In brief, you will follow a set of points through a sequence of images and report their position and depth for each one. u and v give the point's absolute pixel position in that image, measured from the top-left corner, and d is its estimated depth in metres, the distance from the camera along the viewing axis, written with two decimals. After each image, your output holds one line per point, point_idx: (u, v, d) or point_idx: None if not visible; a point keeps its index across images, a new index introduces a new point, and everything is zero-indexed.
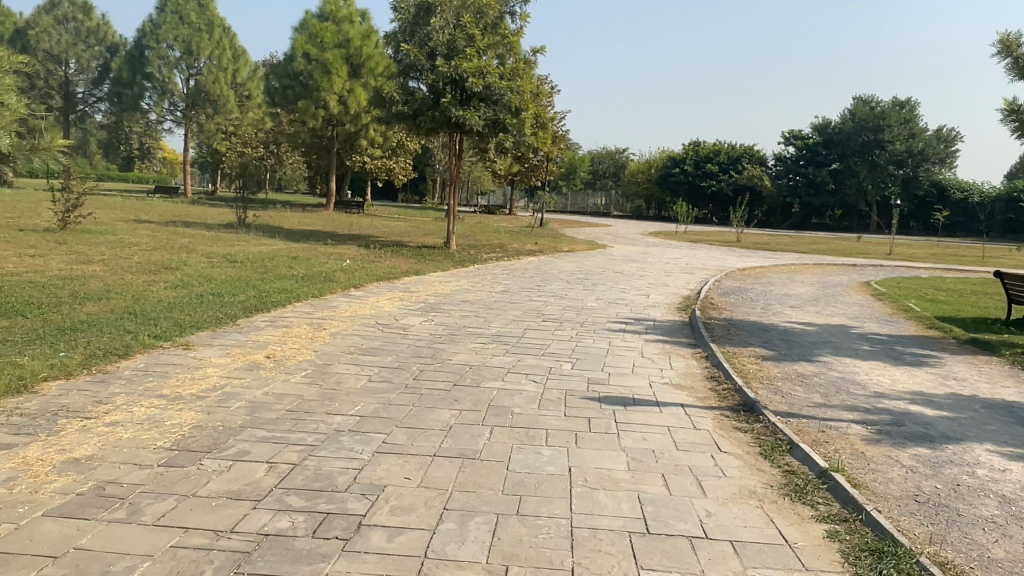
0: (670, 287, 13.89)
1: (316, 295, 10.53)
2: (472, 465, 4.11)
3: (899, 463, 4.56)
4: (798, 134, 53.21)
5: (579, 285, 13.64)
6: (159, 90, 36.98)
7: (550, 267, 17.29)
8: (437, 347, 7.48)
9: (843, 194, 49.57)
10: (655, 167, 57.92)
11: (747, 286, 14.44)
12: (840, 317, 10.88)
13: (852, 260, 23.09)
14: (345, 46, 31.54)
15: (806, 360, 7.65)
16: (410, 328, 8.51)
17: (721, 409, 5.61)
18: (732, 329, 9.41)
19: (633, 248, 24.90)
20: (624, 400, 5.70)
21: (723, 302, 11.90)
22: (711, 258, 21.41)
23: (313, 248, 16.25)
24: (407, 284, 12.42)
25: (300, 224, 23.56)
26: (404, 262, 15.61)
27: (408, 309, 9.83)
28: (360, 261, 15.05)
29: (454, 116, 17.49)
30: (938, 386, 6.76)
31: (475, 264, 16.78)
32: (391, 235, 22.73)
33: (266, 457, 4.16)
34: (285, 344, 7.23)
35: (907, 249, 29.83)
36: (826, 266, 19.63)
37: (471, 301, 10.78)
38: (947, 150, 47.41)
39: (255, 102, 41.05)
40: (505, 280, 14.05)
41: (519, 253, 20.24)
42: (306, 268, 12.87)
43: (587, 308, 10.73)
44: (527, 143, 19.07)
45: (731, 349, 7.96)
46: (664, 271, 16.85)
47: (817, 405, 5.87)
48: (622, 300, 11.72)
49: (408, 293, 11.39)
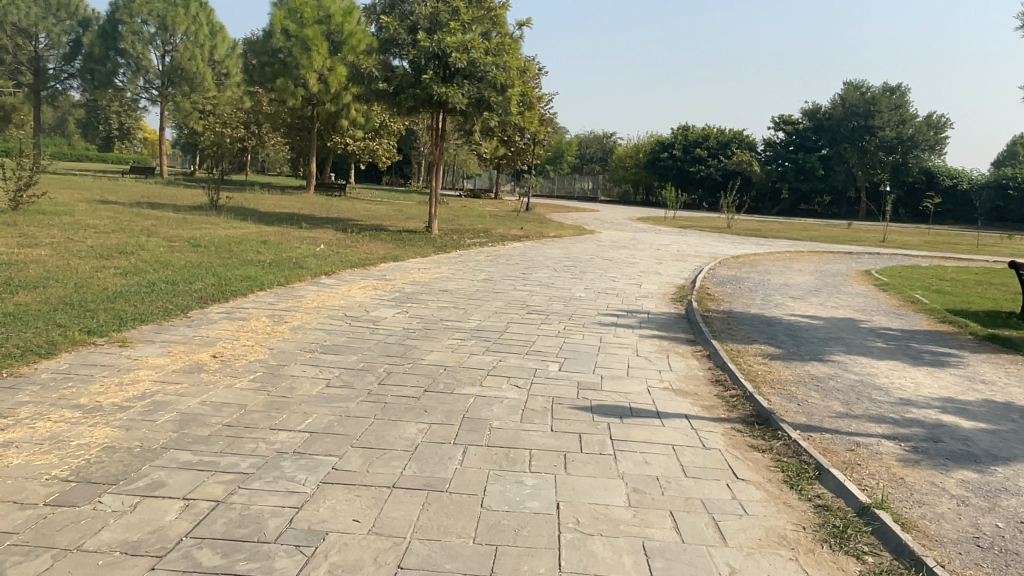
0: (661, 276, 13.15)
1: (282, 283, 9.72)
2: (437, 502, 3.35)
3: (947, 493, 3.83)
4: (787, 119, 52.63)
5: (567, 273, 12.90)
6: (133, 67, 35.84)
7: (536, 253, 16.53)
8: (409, 344, 6.69)
9: (833, 180, 49.02)
10: (644, 152, 57.15)
11: (743, 274, 13.75)
12: (845, 309, 10.17)
13: (846, 247, 22.47)
14: (326, 22, 30.36)
15: (817, 360, 6.93)
16: (381, 322, 7.72)
17: (731, 421, 4.88)
18: (732, 323, 8.69)
19: (622, 233, 24.15)
20: (620, 411, 4.95)
21: (720, 293, 11.18)
22: (703, 244, 20.72)
23: (286, 232, 15.40)
24: (383, 272, 11.61)
25: (277, 206, 22.64)
26: (383, 248, 14.79)
27: (382, 300, 9.04)
28: (335, 246, 14.22)
29: (436, 94, 16.57)
30: (967, 390, 6.05)
31: (458, 250, 15.98)
32: (372, 219, 21.87)
33: (183, 492, 3.38)
34: (237, 341, 6.44)
35: (899, 236, 29.31)
36: (821, 254, 18.98)
37: (451, 291, 10.01)
38: (937, 137, 47.00)
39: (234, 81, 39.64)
40: (489, 267, 13.28)
41: (504, 238, 19.44)
42: (275, 254, 12.01)
43: (575, 299, 9.98)
44: (513, 123, 18.19)
45: (735, 347, 7.22)
46: (655, 258, 16.10)
47: (839, 416, 5.14)
48: (613, 290, 10.96)
49: (383, 281, 10.60)
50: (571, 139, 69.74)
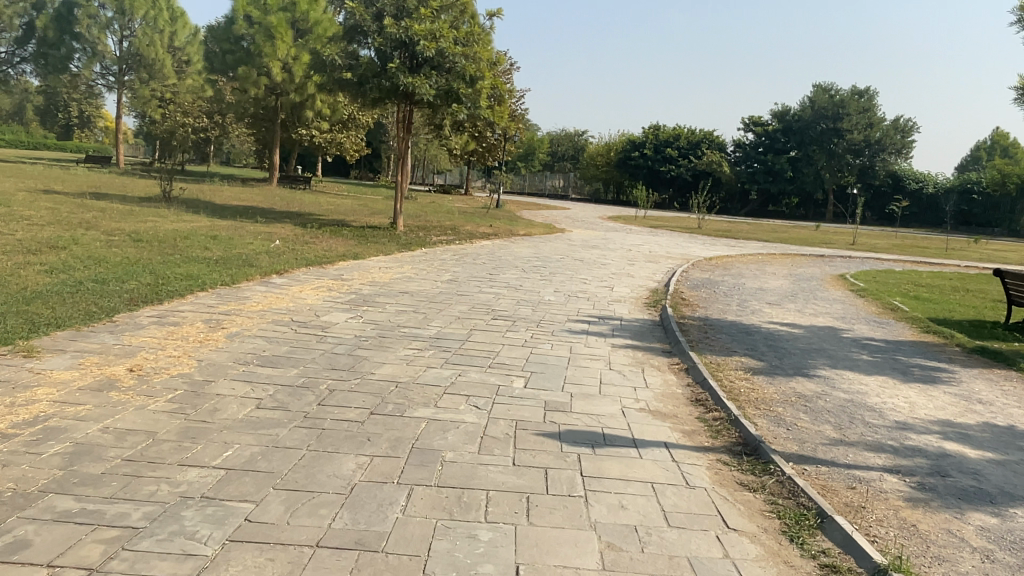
0: (634, 278, 12.63)
1: (227, 282, 8.98)
2: (370, 568, 2.73)
3: (969, 546, 3.31)
4: (757, 120, 52.73)
5: (536, 274, 12.31)
6: (88, 52, 34.37)
7: (504, 252, 15.90)
8: (358, 355, 6.03)
9: (801, 182, 49.20)
10: (615, 150, 56.82)
11: (717, 277, 13.29)
12: (825, 316, 9.73)
13: (817, 250, 22.24)
14: (291, 10, 29.37)
15: (803, 375, 6.42)
16: (331, 328, 7.04)
17: (717, 451, 4.31)
18: (710, 330, 8.17)
19: (592, 232, 23.68)
20: (591, 439, 4.35)
21: (694, 297, 10.67)
22: (674, 245, 20.32)
23: (240, 227, 14.59)
24: (340, 271, 10.89)
25: (235, 199, 21.67)
26: (343, 245, 14.06)
27: (335, 302, 8.35)
28: (292, 242, 13.45)
29: (402, 85, 15.85)
30: (966, 412, 5.57)
31: (423, 247, 15.30)
32: (334, 214, 21.03)
33: (50, 557, 2.71)
34: (164, 350, 5.74)
35: (868, 239, 29.26)
36: (794, 257, 18.67)
37: (411, 293, 9.35)
38: (904, 141, 47.45)
39: (196, 69, 38.19)
40: (454, 266, 12.64)
41: (471, 236, 18.78)
42: (224, 250, 11.21)
43: (544, 303, 9.38)
44: (482, 116, 17.54)
45: (715, 359, 6.69)
46: (627, 259, 15.59)
47: (834, 443, 4.62)
48: (584, 293, 10.39)
49: (339, 281, 9.88)
50: (543, 136, 69.21)
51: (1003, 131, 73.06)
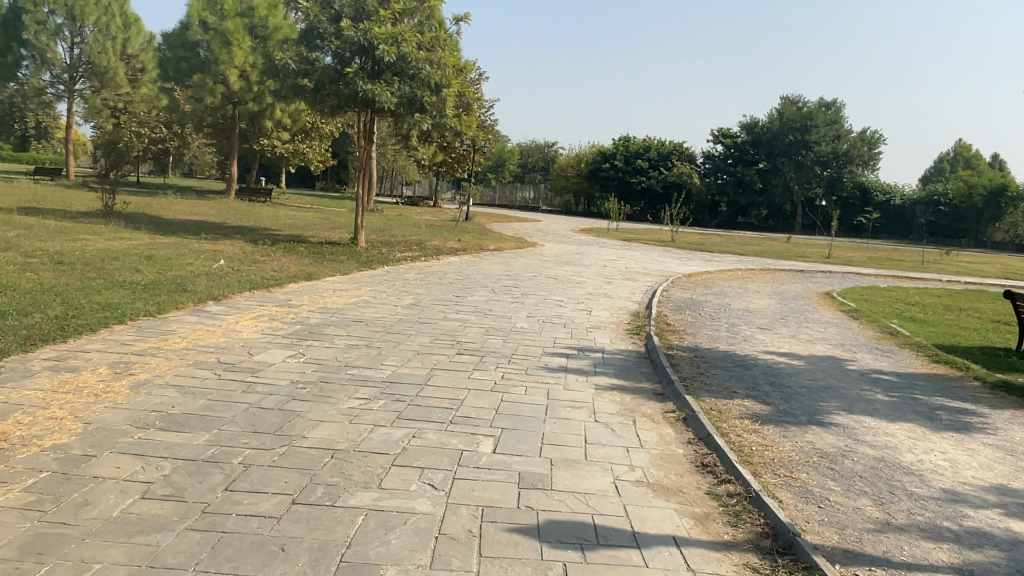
0: (612, 299, 11.68)
1: (152, 312, 7.82)
2: None
3: None
4: (726, 132, 52.53)
5: (506, 295, 11.34)
6: (36, 60, 32.19)
7: (472, 269, 14.89)
8: (290, 410, 4.95)
9: (771, 194, 48.99)
10: (585, 162, 56.25)
11: (699, 297, 12.44)
12: (824, 343, 8.86)
13: (796, 264, 21.61)
14: (249, 15, 28.17)
15: (820, 424, 5.49)
16: (264, 370, 5.95)
17: (741, 550, 3.33)
18: (702, 364, 7.23)
19: (564, 247, 22.79)
20: (580, 536, 3.34)
21: (679, 322, 9.74)
22: (650, 260, 19.53)
23: (187, 244, 13.47)
24: (288, 295, 9.79)
25: (187, 213, 20.38)
26: (297, 264, 12.97)
27: (277, 336, 7.27)
28: (241, 261, 12.35)
29: (361, 91, 14.81)
30: (1019, 472, 4.70)
31: (385, 265, 14.25)
32: (293, 228, 19.83)
33: None
34: (46, 409, 4.60)
35: (843, 253, 28.80)
36: (774, 272, 17.96)
37: (366, 322, 8.29)
38: (872, 153, 47.49)
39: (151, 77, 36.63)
40: (417, 287, 11.61)
41: (438, 252, 17.76)
42: (158, 272, 10.06)
43: (516, 331, 8.39)
44: (448, 126, 16.55)
45: (716, 404, 5.73)
46: (602, 277, 14.65)
47: (881, 531, 3.69)
48: (559, 319, 9.41)
49: (284, 309, 8.78)
50: (513, 148, 68.51)
51: (965, 143, 74.16)
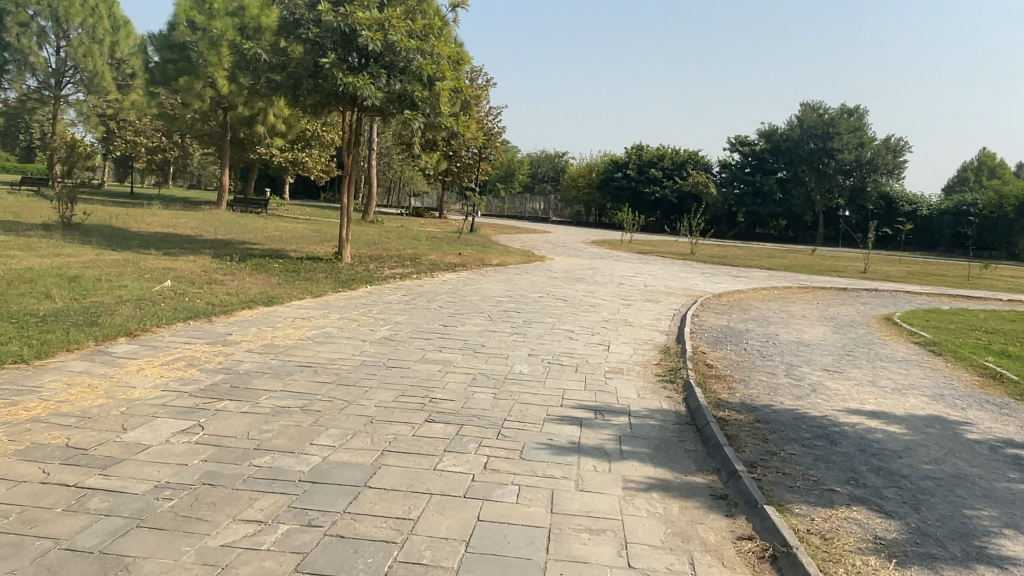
0: (634, 328, 9.63)
1: (26, 357, 5.87)
2: None
3: None
4: (744, 140, 50.45)
5: (506, 323, 9.35)
6: (19, 63, 30.06)
7: (470, 289, 12.91)
8: (116, 558, 2.94)
9: (791, 204, 46.80)
10: (597, 172, 54.31)
11: (738, 325, 10.41)
12: (916, 394, 6.79)
13: (832, 281, 19.49)
14: (240, 14, 26.05)
15: (988, 563, 3.42)
16: (126, 462, 3.94)
17: None
18: (770, 435, 5.18)
19: (574, 260, 20.85)
20: None
21: (723, 361, 7.69)
22: (672, 277, 17.52)
23: (135, 261, 11.57)
24: (230, 328, 7.78)
25: (162, 225, 18.45)
26: (260, 283, 11.04)
27: (182, 396, 5.27)
28: (192, 280, 10.44)
29: (340, 85, 12.90)
30: None
31: (368, 285, 12.28)
32: (274, 241, 17.90)
33: None
34: None
35: (878, 267, 26.62)
36: (815, 291, 15.87)
37: (321, 368, 6.31)
38: (897, 160, 45.17)
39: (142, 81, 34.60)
40: (398, 314, 9.62)
41: (434, 267, 15.82)
42: (72, 298, 8.14)
43: (513, 379, 6.36)
44: (444, 126, 14.58)
45: (815, 526, 3.67)
46: (620, 298, 12.66)
47: None
48: (570, 358, 7.39)
49: (213, 348, 6.78)
50: (523, 159, 67.02)
51: (990, 151, 71.98)
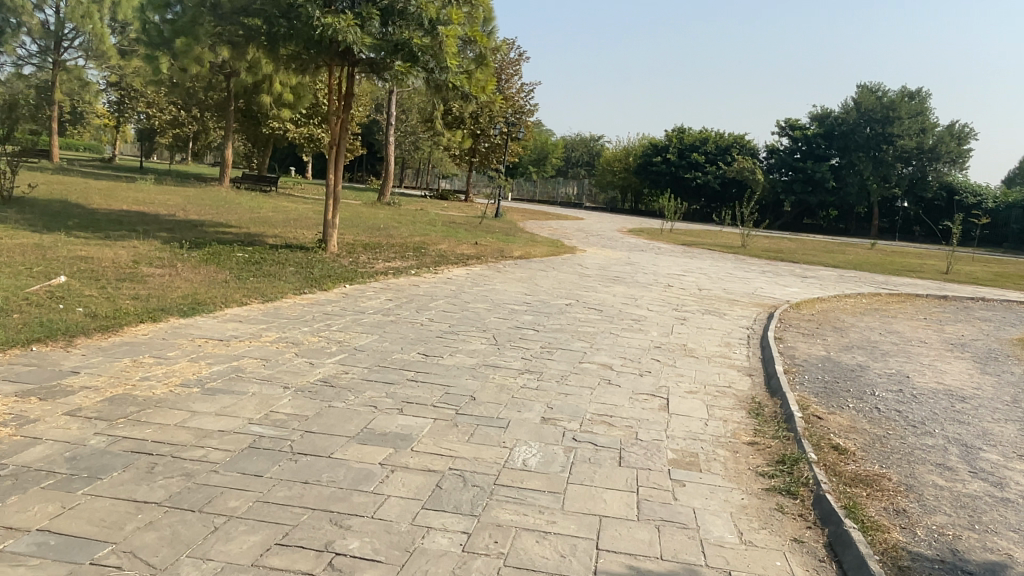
0: (700, 361, 6.75)
1: None
2: None
3: None
4: (794, 124, 46.69)
5: (518, 351, 6.52)
6: (11, 24, 27.70)
7: (478, 290, 10.10)
8: None
9: (844, 193, 43.00)
10: (634, 156, 51.11)
11: (843, 355, 7.47)
12: None
13: (922, 286, 16.29)
14: None
15: None
16: None
17: None
18: None
19: (610, 252, 18.01)
20: None
21: (857, 437, 4.76)
22: (729, 277, 14.58)
23: (45, 247, 8.99)
24: (86, 362, 5.06)
25: (132, 202, 15.91)
26: (195, 281, 8.35)
27: None
28: (100, 277, 7.79)
29: (316, 27, 10.14)
30: None
31: (346, 284, 9.54)
32: (257, 223, 15.25)
33: None
34: None
35: (961, 267, 23.17)
36: (912, 300, 12.78)
37: (166, 459, 3.54)
38: (962, 148, 40.60)
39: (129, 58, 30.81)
40: (363, 332, 6.82)
41: (441, 259, 13.08)
42: None
43: (508, 489, 3.52)
44: (453, 86, 11.79)
45: None
46: (673, 308, 9.80)
47: None
48: (612, 430, 4.55)
49: (11, 408, 4.06)
50: (557, 141, 64.31)
51: None
